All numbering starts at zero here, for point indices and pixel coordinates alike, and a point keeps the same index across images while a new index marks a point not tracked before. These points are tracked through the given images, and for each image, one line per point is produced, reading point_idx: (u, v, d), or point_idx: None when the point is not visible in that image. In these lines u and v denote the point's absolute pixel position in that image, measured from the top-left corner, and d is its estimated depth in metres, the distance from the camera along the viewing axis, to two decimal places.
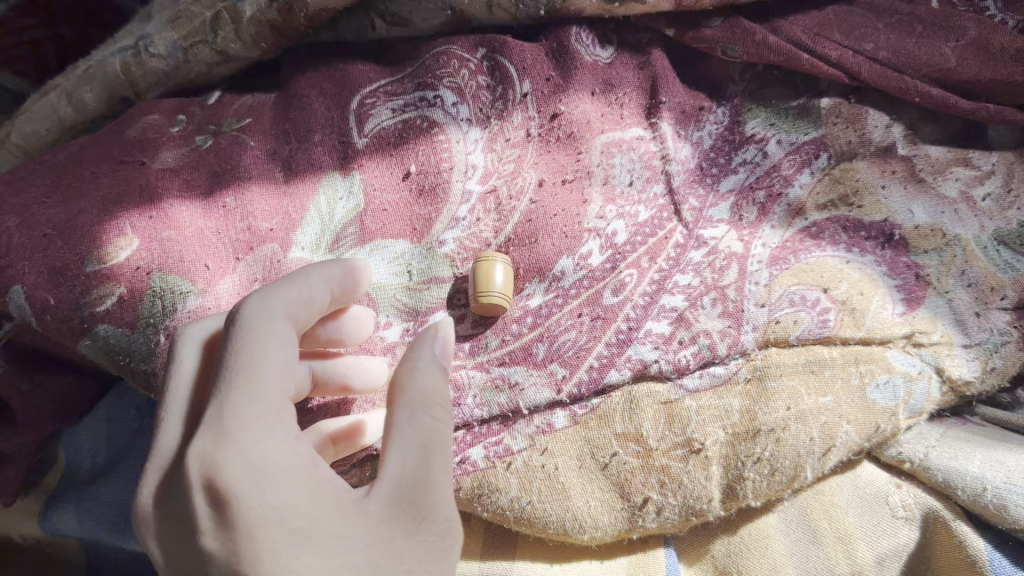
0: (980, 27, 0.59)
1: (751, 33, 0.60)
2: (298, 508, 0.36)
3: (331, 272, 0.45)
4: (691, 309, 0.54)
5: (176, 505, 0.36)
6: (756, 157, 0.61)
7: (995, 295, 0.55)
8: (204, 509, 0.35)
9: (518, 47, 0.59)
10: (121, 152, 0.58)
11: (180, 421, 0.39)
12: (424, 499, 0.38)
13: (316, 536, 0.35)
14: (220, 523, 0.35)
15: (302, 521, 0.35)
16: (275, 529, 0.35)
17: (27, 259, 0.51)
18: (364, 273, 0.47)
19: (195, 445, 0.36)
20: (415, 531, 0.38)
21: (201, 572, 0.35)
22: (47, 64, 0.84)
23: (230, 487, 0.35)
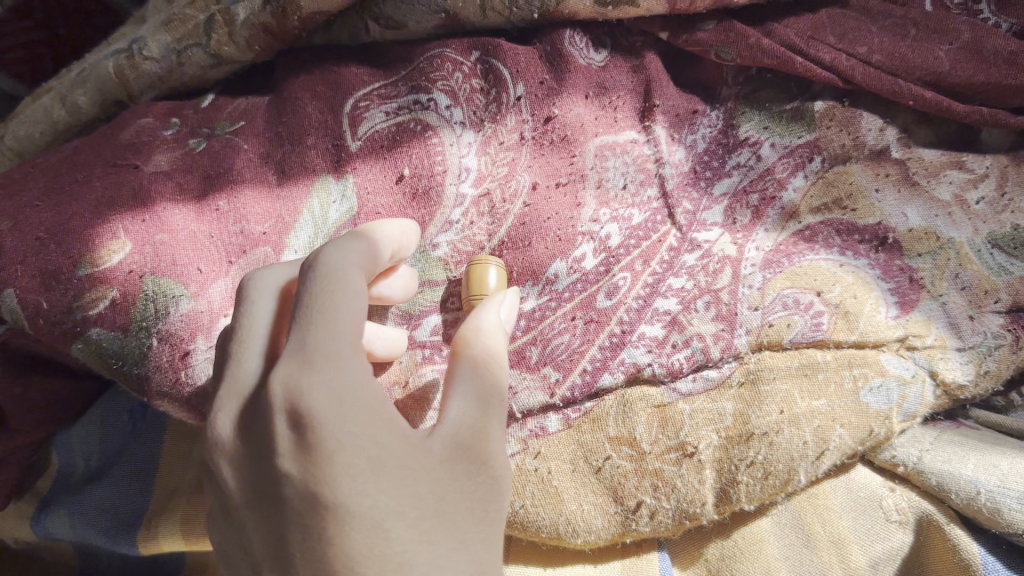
0: (974, 30, 0.59)
1: (746, 36, 0.60)
2: (375, 438, 0.36)
3: (388, 227, 0.47)
4: (684, 312, 0.54)
5: (256, 429, 0.37)
6: (749, 160, 0.61)
7: (988, 298, 0.55)
8: (284, 433, 0.36)
9: (511, 50, 0.59)
10: (114, 155, 0.58)
11: (257, 355, 0.39)
12: (484, 446, 0.40)
13: (390, 467, 0.36)
14: (301, 447, 0.35)
15: (380, 453, 0.36)
16: (356, 456, 0.35)
17: (21, 262, 0.51)
18: (415, 233, 0.50)
19: (278, 372, 0.36)
20: (474, 474, 0.39)
21: (278, 493, 0.36)
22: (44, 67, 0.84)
23: (313, 412, 0.35)
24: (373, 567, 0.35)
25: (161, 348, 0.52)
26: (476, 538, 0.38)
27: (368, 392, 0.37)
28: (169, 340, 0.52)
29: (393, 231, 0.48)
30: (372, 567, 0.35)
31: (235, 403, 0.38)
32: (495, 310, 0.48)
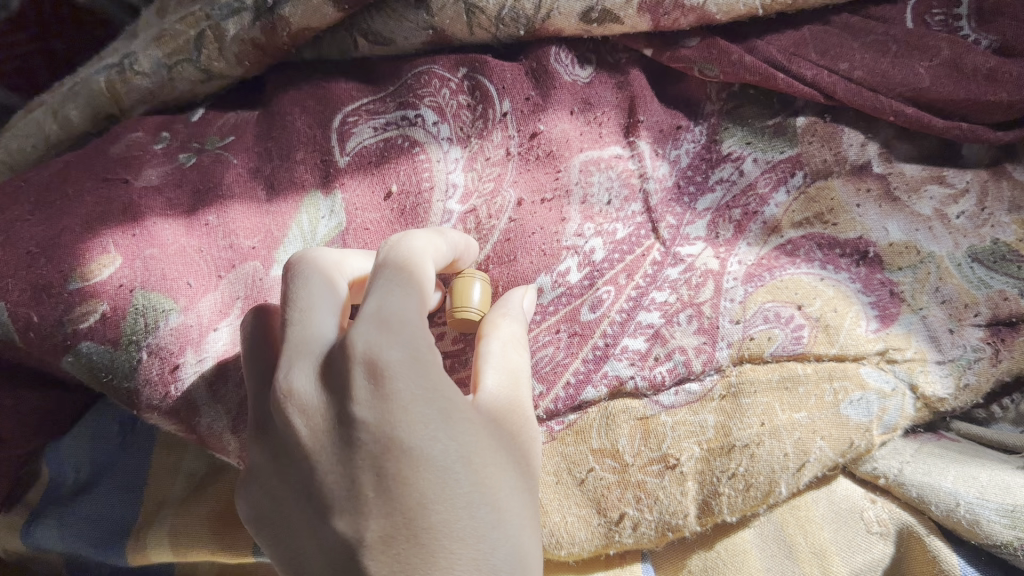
0: (953, 47, 0.60)
1: (728, 53, 0.61)
2: (442, 392, 0.39)
3: (424, 240, 0.46)
4: (667, 325, 0.55)
5: (331, 382, 0.39)
6: (732, 174, 0.62)
7: (968, 312, 0.56)
8: (362, 384, 0.38)
9: (498, 67, 0.60)
10: (105, 169, 0.59)
11: (322, 322, 0.41)
12: (517, 424, 0.44)
13: (457, 421, 0.39)
14: (379, 396, 0.37)
15: (448, 407, 0.39)
16: (429, 406, 0.38)
17: (11, 276, 0.52)
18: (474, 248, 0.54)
19: (358, 330, 0.39)
20: (519, 436, 0.44)
21: (351, 440, 0.37)
22: (37, 79, 0.85)
23: (393, 366, 0.38)
24: (446, 506, 0.37)
25: (150, 361, 0.53)
26: (522, 488, 0.42)
27: (434, 357, 0.40)
28: (159, 353, 0.53)
29: (433, 244, 0.47)
30: (446, 507, 0.37)
31: (308, 360, 0.40)
32: (518, 300, 0.52)
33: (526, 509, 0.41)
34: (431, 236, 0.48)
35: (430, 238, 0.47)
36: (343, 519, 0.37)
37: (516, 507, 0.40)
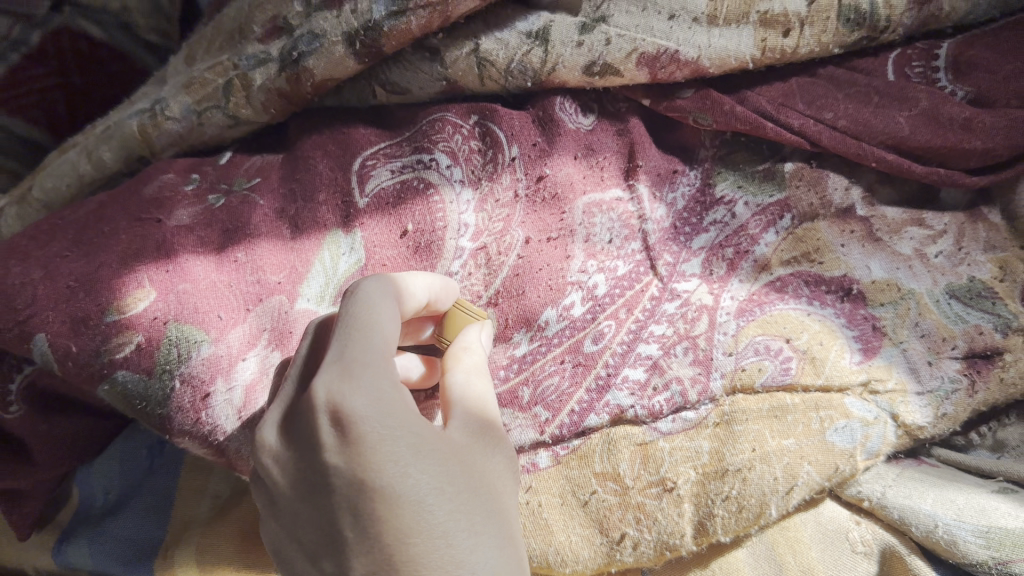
0: (931, 98, 0.64)
1: (721, 104, 0.65)
2: (408, 427, 0.42)
3: (404, 284, 0.50)
4: (664, 356, 0.59)
5: (304, 430, 0.42)
6: (725, 217, 0.66)
7: (946, 345, 0.59)
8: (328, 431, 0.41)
9: (506, 115, 0.65)
10: (139, 210, 0.63)
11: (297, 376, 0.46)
12: (490, 446, 0.47)
13: (426, 453, 0.42)
14: (344, 441, 0.40)
15: (414, 440, 0.42)
16: (393, 443, 0.41)
17: (52, 308, 0.55)
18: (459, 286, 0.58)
19: (321, 379, 0.42)
20: (494, 455, 0.47)
21: (326, 483, 0.41)
22: (58, 114, 0.91)
23: (355, 411, 0.41)
24: (421, 537, 0.40)
25: (183, 390, 0.57)
26: (500, 507, 0.44)
27: (398, 394, 0.43)
28: (191, 382, 0.57)
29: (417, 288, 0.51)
30: (423, 537, 0.40)
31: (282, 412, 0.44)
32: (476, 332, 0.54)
33: (504, 527, 0.43)
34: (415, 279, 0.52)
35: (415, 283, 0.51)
36: (330, 557, 0.41)
37: (494, 528, 0.43)
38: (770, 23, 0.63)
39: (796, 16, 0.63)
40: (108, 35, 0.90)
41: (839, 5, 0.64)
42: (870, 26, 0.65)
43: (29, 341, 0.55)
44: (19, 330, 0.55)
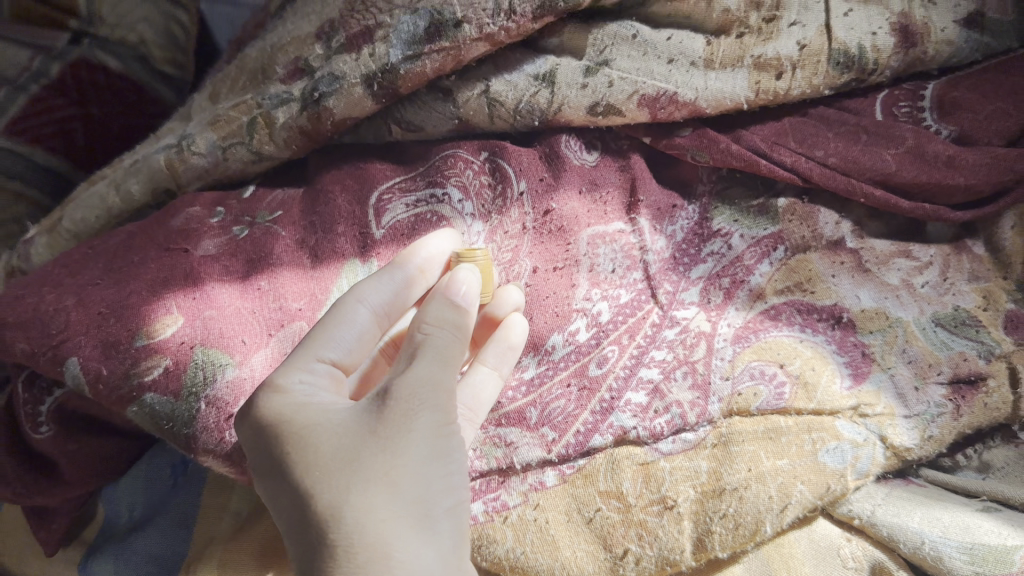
0: (917, 137, 0.68)
1: (717, 142, 0.69)
2: (285, 419, 0.48)
3: (370, 288, 0.56)
4: (665, 380, 0.62)
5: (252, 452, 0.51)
6: (722, 248, 0.70)
7: (932, 371, 0.63)
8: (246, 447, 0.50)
9: (515, 152, 0.69)
10: (167, 240, 0.68)
11: None
12: (394, 396, 0.47)
13: (296, 437, 0.47)
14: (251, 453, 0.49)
15: (287, 430, 0.47)
16: (270, 441, 0.47)
17: (84, 333, 0.61)
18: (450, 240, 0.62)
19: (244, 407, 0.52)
20: (395, 401, 0.47)
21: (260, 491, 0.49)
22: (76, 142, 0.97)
23: (248, 425, 0.49)
24: (295, 513, 0.45)
25: (207, 411, 0.60)
26: (377, 458, 0.45)
27: (288, 394, 0.49)
28: (216, 404, 0.60)
29: (396, 285, 0.58)
30: (296, 514, 0.45)
31: None
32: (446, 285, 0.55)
33: (376, 480, 0.44)
34: (392, 274, 0.58)
35: (391, 280, 0.57)
36: None
37: (361, 485, 0.44)
38: (763, 67, 0.68)
39: (788, 59, 0.68)
40: (126, 69, 1.01)
41: (830, 48, 0.68)
42: (859, 68, 0.69)
43: (61, 364, 0.61)
44: (52, 353, 0.61)
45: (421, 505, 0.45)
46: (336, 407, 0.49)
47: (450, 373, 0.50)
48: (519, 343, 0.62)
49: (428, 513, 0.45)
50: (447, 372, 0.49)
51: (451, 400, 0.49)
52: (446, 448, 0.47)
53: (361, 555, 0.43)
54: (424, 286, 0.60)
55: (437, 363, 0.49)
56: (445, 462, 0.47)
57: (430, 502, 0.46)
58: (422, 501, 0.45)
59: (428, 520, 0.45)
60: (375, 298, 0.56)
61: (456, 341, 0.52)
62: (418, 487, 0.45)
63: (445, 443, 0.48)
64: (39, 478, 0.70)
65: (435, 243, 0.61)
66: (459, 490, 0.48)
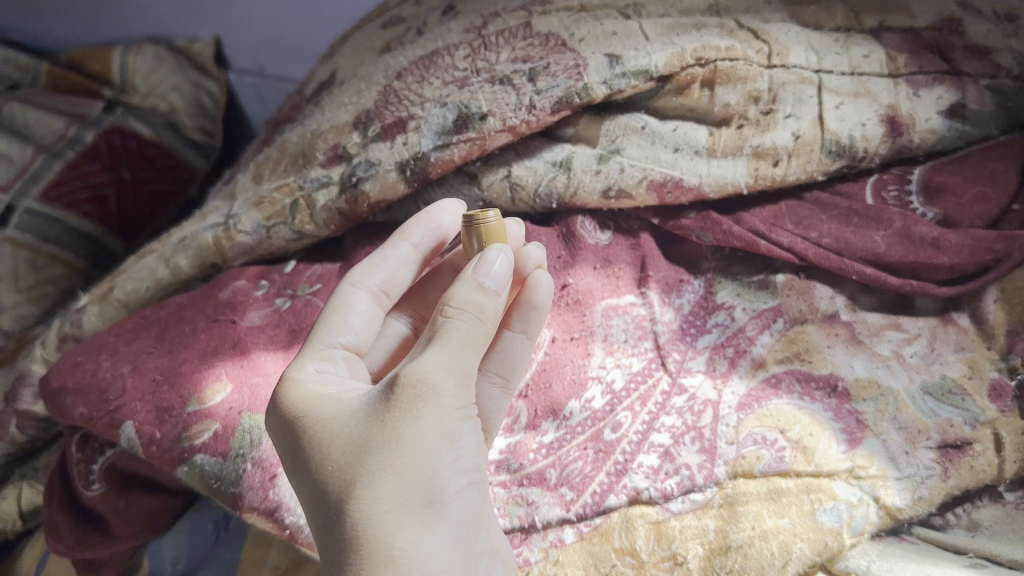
0: (904, 220, 0.74)
1: (720, 224, 0.76)
2: (306, 417, 0.52)
3: (362, 271, 0.66)
4: (674, 445, 0.67)
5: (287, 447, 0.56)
6: (725, 320, 0.76)
7: (921, 436, 0.68)
8: (278, 445, 0.54)
9: (535, 232, 0.78)
10: (215, 311, 0.75)
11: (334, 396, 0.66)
12: (403, 384, 0.49)
13: (314, 433, 0.50)
14: (283, 450, 0.53)
15: (307, 427, 0.51)
16: (297, 438, 0.51)
17: (139, 399, 0.68)
18: (438, 214, 0.69)
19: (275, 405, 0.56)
20: (401, 388, 0.48)
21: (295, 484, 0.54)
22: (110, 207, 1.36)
23: (278, 425, 0.54)
24: (317, 507, 0.48)
25: (253, 471, 0.64)
26: (383, 446, 0.47)
27: (310, 394, 0.53)
28: (261, 464, 0.64)
29: (389, 267, 0.67)
30: (317, 508, 0.48)
31: None
32: (475, 265, 0.55)
33: (380, 469, 0.46)
34: (385, 257, 0.67)
35: (382, 266, 0.67)
36: None
37: (367, 475, 0.46)
38: (761, 155, 0.74)
39: (784, 149, 0.74)
40: (155, 136, 1.43)
41: (822, 138, 0.74)
42: (850, 156, 0.75)
43: (118, 427, 0.68)
44: (110, 417, 0.68)
45: (427, 494, 0.47)
46: (353, 398, 0.52)
47: (464, 354, 0.51)
48: (545, 302, 0.64)
49: (434, 500, 0.47)
50: (459, 352, 0.51)
51: (465, 382, 0.50)
52: (456, 431, 0.49)
53: (367, 546, 0.45)
54: (418, 261, 0.69)
55: (448, 345, 0.50)
56: (453, 448, 0.48)
57: (437, 489, 0.47)
58: (428, 490, 0.47)
59: (434, 509, 0.47)
60: (370, 280, 0.66)
61: (480, 324, 0.52)
62: (424, 475, 0.47)
63: (456, 427, 0.49)
64: (87, 533, 0.76)
65: (424, 221, 0.69)
66: (471, 473, 0.50)
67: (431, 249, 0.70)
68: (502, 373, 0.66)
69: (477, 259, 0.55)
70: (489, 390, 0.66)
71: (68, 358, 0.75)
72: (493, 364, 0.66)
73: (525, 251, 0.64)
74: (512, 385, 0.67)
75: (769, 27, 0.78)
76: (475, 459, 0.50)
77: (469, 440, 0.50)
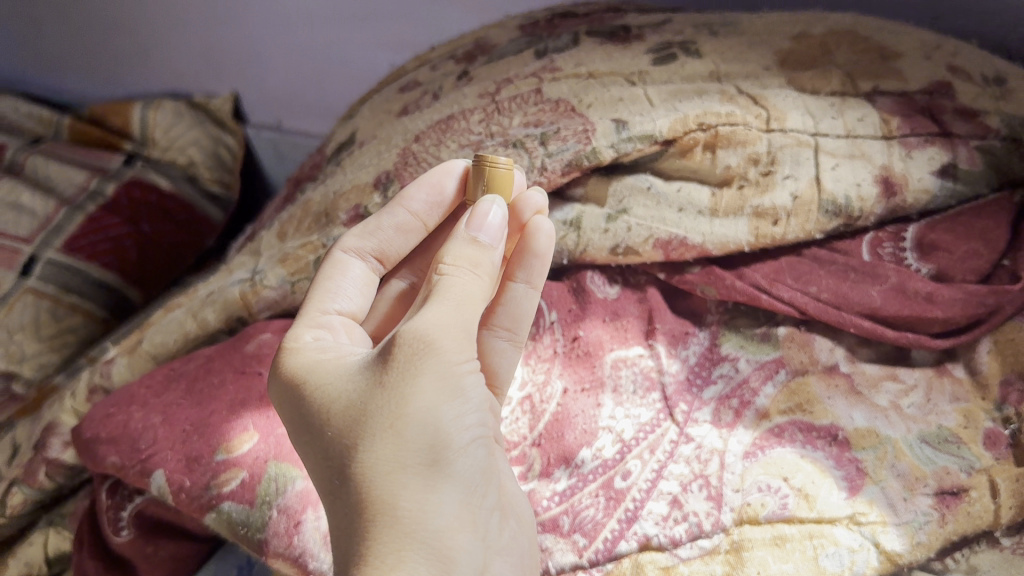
0: (899, 275, 0.78)
1: (723, 278, 0.81)
2: (307, 384, 0.55)
3: (354, 238, 0.71)
4: (683, 492, 0.70)
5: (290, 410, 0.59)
6: (730, 371, 0.79)
7: (919, 483, 0.70)
8: (282, 410, 0.58)
9: (547, 286, 0.84)
10: (242, 363, 0.79)
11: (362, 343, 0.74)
12: (400, 344, 0.51)
13: (317, 399, 0.54)
14: (287, 416, 0.57)
15: (308, 393, 0.55)
16: (300, 403, 0.55)
17: (170, 448, 0.72)
18: (440, 181, 0.72)
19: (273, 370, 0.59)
20: (399, 347, 0.51)
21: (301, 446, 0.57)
22: (128, 257, 1.40)
23: (281, 392, 0.57)
24: (325, 470, 0.52)
25: (279, 517, 0.67)
26: (383, 408, 0.50)
27: (311, 363, 0.57)
28: (286, 511, 0.67)
29: (383, 236, 0.72)
30: (325, 470, 0.52)
31: None
32: (471, 219, 0.60)
33: (382, 430, 0.50)
34: (380, 225, 0.72)
35: (372, 235, 0.72)
36: None
37: (369, 437, 0.50)
38: (761, 215, 0.79)
39: (784, 209, 0.78)
40: (176, 189, 1.50)
41: (820, 199, 0.78)
42: (846, 215, 0.79)
43: (149, 475, 0.72)
44: (141, 466, 0.72)
45: (430, 453, 0.50)
46: (351, 363, 0.55)
47: (462, 309, 0.54)
48: (545, 250, 0.69)
49: (437, 459, 0.50)
50: (457, 308, 0.54)
51: (464, 337, 0.53)
52: (456, 388, 0.52)
53: (375, 508, 0.49)
54: (417, 228, 0.73)
55: (447, 302, 0.54)
56: (453, 405, 0.51)
57: (440, 447, 0.50)
58: (430, 449, 0.50)
59: (438, 467, 0.50)
60: (364, 245, 0.71)
61: (476, 276, 0.57)
62: (425, 433, 0.50)
63: (457, 383, 0.52)
64: None
65: (421, 188, 0.72)
66: (473, 428, 0.53)
67: (433, 217, 0.74)
68: (509, 328, 0.73)
69: (471, 212, 0.61)
70: (499, 344, 0.73)
71: (100, 408, 0.79)
72: (500, 319, 0.73)
73: (526, 198, 0.69)
74: (520, 338, 0.74)
75: (768, 92, 0.81)
76: (477, 413, 0.54)
77: (471, 394, 0.53)
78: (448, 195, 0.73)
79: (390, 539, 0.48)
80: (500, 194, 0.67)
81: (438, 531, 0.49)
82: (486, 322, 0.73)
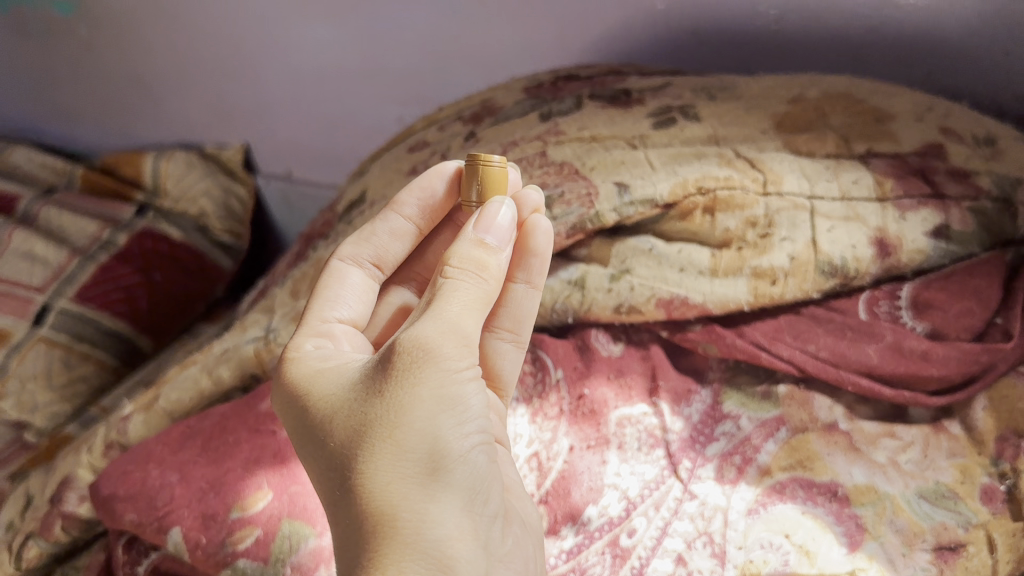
0: (895, 334, 0.80)
1: (723, 337, 0.83)
2: (311, 397, 0.58)
3: (351, 248, 0.75)
4: (687, 549, 0.72)
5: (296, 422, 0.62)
6: (732, 429, 0.81)
7: (917, 538, 0.72)
8: (288, 422, 0.60)
9: (553, 344, 0.87)
10: (257, 421, 0.81)
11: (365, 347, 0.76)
12: (400, 353, 0.54)
13: (320, 412, 0.56)
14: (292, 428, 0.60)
15: (312, 406, 0.57)
16: (305, 416, 0.58)
17: (187, 506, 0.74)
18: (431, 184, 0.75)
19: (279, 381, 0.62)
20: (399, 355, 0.54)
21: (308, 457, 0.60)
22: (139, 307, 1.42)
23: (287, 404, 0.60)
24: (329, 482, 0.55)
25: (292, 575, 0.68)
26: (384, 417, 0.52)
27: (314, 375, 0.60)
28: (299, 569, 0.68)
29: (378, 243, 0.76)
30: (330, 481, 0.55)
31: None
32: (479, 218, 0.62)
33: (383, 438, 0.52)
34: (375, 235, 0.76)
35: (368, 245, 0.75)
36: None
37: (372, 446, 0.52)
38: (760, 275, 0.81)
39: (781, 269, 0.80)
40: (187, 238, 1.53)
41: (816, 259, 0.80)
42: (843, 275, 0.81)
43: (165, 532, 0.74)
44: (158, 523, 0.74)
45: (429, 461, 0.52)
46: (353, 373, 0.58)
47: (462, 315, 0.57)
48: (542, 246, 0.72)
49: (437, 468, 0.52)
50: (457, 315, 0.56)
51: (464, 345, 0.56)
52: (455, 396, 0.54)
53: (377, 518, 0.51)
54: (410, 234, 0.77)
55: (447, 310, 0.56)
56: (451, 413, 0.54)
57: (440, 456, 0.52)
58: (430, 457, 0.52)
59: (438, 476, 0.52)
60: (361, 254, 0.75)
61: (480, 280, 0.59)
62: (425, 442, 0.52)
63: (456, 391, 0.54)
64: None
65: (411, 191, 0.75)
66: (473, 436, 0.55)
67: (423, 223, 0.77)
68: (511, 330, 0.77)
69: (481, 213, 0.63)
70: (501, 346, 0.77)
71: (118, 465, 0.81)
72: (501, 321, 0.76)
73: (523, 195, 0.72)
74: (522, 338, 0.78)
75: (765, 155, 0.84)
76: (477, 422, 0.55)
77: (471, 403, 0.55)
78: (439, 196, 0.76)
79: (392, 549, 0.49)
80: (496, 192, 0.70)
81: (439, 539, 0.50)
82: (490, 324, 0.76)
